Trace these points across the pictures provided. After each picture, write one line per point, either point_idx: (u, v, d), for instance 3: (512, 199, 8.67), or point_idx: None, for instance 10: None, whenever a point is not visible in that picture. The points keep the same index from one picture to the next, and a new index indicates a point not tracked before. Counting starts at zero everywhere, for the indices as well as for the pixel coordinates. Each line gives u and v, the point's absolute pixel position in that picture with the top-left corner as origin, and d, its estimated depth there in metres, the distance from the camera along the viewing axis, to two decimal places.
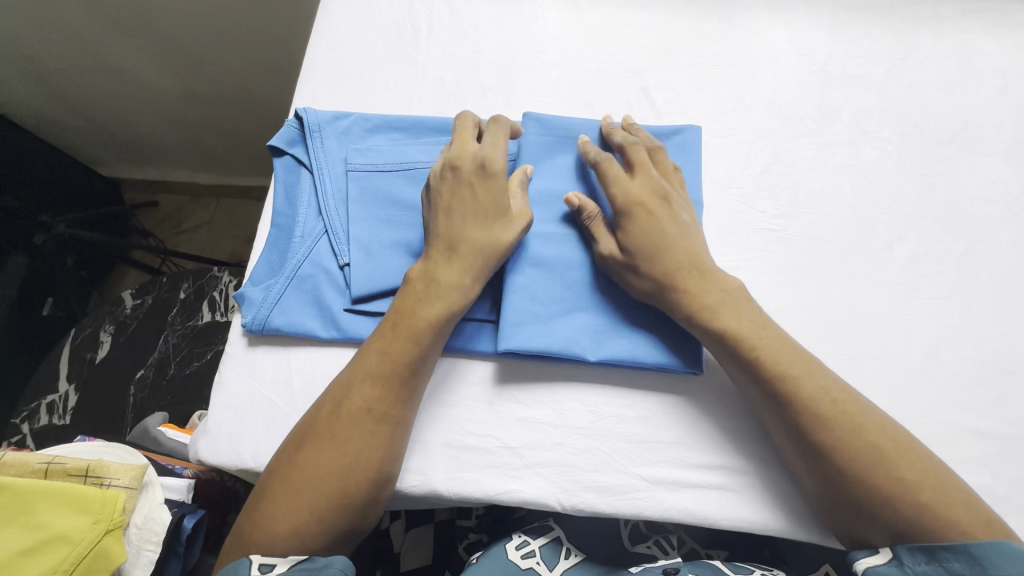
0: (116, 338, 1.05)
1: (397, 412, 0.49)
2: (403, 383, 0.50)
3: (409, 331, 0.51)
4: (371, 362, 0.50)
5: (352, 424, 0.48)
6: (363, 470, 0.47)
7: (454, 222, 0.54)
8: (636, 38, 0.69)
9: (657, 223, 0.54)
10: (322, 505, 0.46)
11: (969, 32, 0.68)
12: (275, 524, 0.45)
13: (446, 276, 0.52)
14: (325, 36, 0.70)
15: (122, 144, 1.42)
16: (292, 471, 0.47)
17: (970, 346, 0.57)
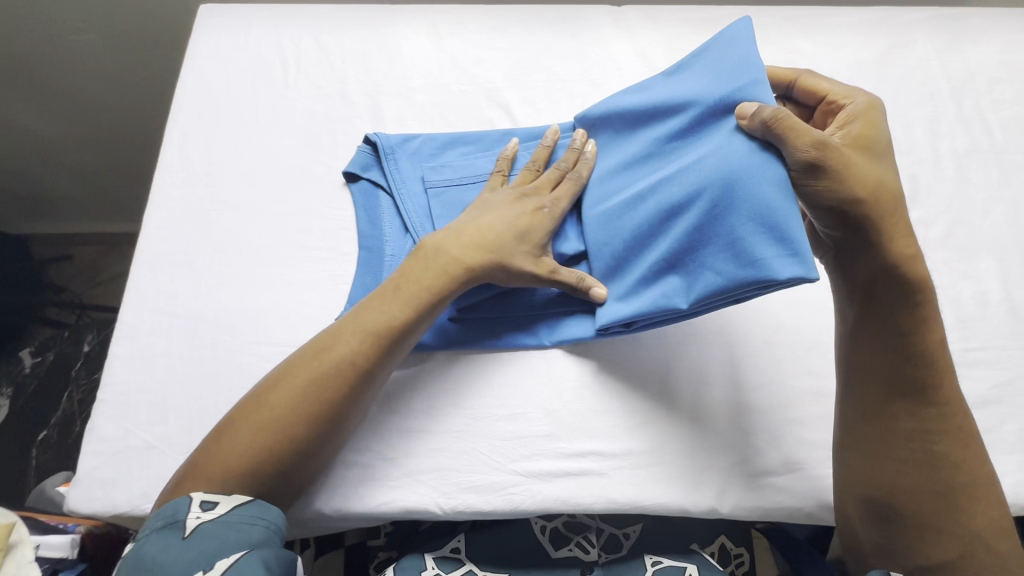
0: (15, 401, 1.00)
1: (372, 367, 0.51)
2: (371, 347, 0.51)
3: (416, 288, 0.53)
4: (319, 347, 0.51)
5: (327, 386, 0.49)
6: (293, 453, 0.48)
7: (448, 241, 0.55)
8: (496, 60, 0.74)
9: (877, 136, 0.50)
10: (262, 463, 0.47)
11: (790, 35, 0.76)
12: (222, 486, 0.46)
13: (451, 249, 0.55)
14: (194, 78, 0.72)
15: (22, 201, 1.38)
16: (208, 448, 0.47)
17: (808, 315, 0.62)
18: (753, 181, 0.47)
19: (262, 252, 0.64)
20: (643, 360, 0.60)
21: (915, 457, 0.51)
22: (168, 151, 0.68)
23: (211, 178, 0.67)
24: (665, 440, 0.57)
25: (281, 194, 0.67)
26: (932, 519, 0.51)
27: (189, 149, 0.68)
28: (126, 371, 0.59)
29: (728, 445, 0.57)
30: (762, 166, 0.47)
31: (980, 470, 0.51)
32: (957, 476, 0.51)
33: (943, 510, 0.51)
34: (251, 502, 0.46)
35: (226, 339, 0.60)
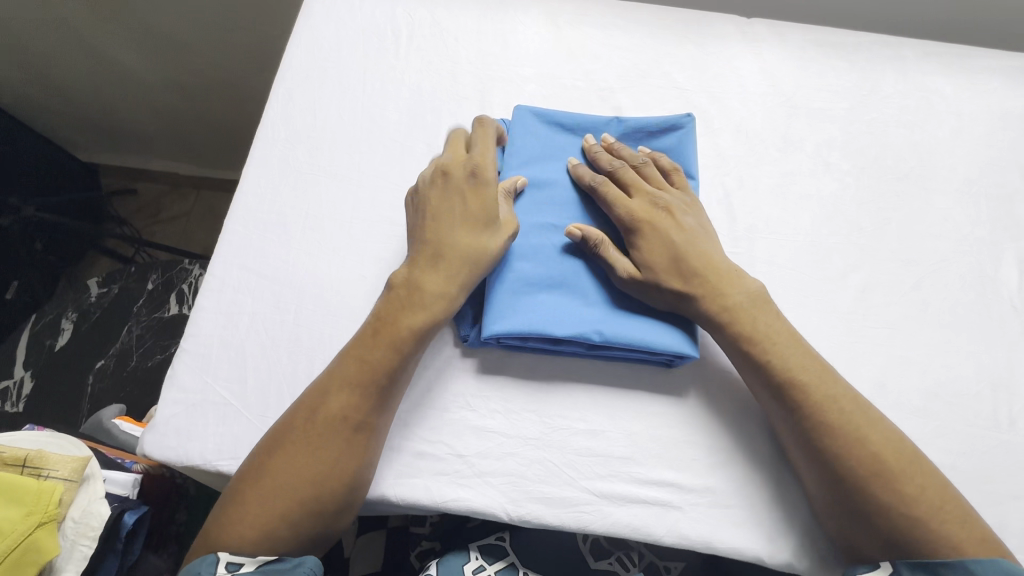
0: (78, 326, 1.02)
1: (366, 417, 0.50)
2: (377, 390, 0.51)
3: (391, 339, 0.52)
4: (349, 369, 0.51)
5: (322, 432, 0.49)
6: (341, 479, 0.48)
7: (458, 238, 0.54)
8: (613, 59, 0.71)
9: (665, 236, 0.56)
10: (294, 511, 0.47)
11: (930, 73, 0.71)
12: (248, 531, 0.46)
13: (427, 287, 0.53)
14: (305, 37, 0.71)
15: (101, 130, 1.40)
16: (263, 471, 0.48)
17: (915, 377, 0.58)
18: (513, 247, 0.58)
19: (354, 223, 0.62)
20: (729, 395, 0.57)
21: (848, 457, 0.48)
22: (273, 107, 0.67)
23: (312, 141, 0.66)
24: (747, 483, 0.54)
25: (379, 167, 0.65)
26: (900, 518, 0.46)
27: (293, 109, 0.67)
28: (210, 324, 0.58)
29: None
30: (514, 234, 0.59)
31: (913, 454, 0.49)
32: (899, 460, 0.48)
33: (898, 539, 0.46)
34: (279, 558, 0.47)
35: (310, 308, 0.59)
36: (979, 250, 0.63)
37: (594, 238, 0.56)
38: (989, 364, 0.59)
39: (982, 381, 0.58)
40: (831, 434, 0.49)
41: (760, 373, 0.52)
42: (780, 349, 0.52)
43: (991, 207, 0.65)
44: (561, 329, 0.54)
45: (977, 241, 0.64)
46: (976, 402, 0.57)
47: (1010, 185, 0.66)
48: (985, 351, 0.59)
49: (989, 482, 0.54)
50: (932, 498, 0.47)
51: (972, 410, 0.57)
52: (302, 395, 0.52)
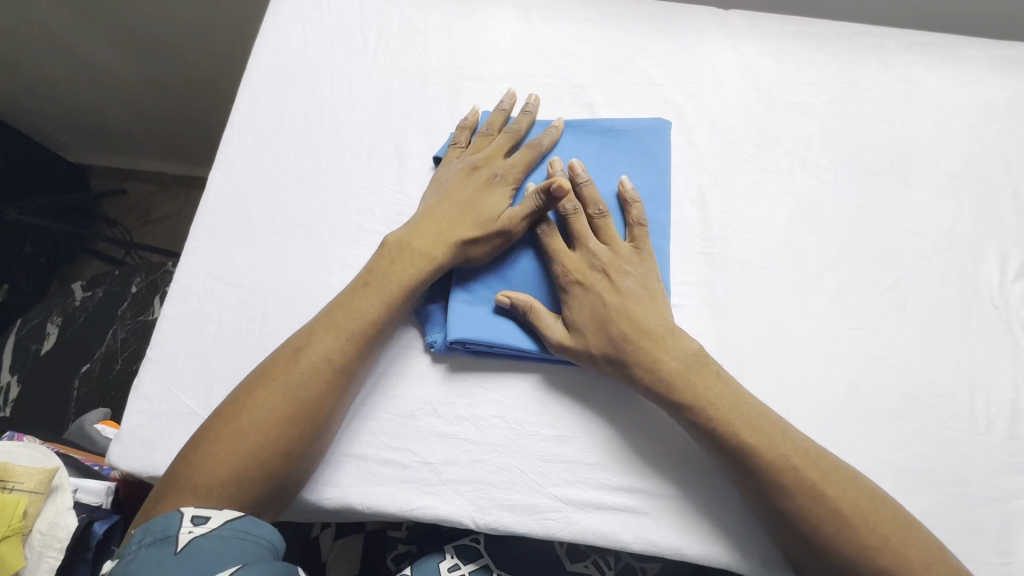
0: (63, 330, 1.03)
1: (352, 362, 0.51)
2: (364, 334, 0.52)
3: (378, 288, 0.54)
4: (332, 315, 0.52)
5: (308, 374, 0.49)
6: (317, 420, 0.49)
7: (482, 208, 0.57)
8: (586, 54, 0.69)
9: (598, 298, 0.54)
10: (266, 451, 0.47)
11: (913, 64, 0.69)
12: (213, 472, 0.45)
13: (416, 245, 0.56)
14: (273, 38, 0.70)
15: (87, 132, 1.40)
16: (239, 414, 0.48)
17: (891, 379, 0.57)
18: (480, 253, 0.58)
19: (321, 228, 0.62)
20: None
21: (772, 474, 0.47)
22: (240, 110, 0.67)
23: (278, 144, 0.65)
24: (718, 489, 0.54)
25: (346, 170, 0.64)
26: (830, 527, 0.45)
27: (260, 111, 0.66)
28: (176, 332, 0.58)
29: None
30: None
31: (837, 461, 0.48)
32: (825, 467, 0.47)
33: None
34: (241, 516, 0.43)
35: (276, 315, 0.58)
36: (960, 247, 0.62)
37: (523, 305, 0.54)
38: (967, 364, 0.58)
39: (959, 381, 0.57)
40: (781, 476, 0.47)
41: (681, 412, 0.51)
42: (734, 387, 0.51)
43: (973, 203, 0.63)
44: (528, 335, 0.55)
45: (959, 238, 0.62)
46: (952, 404, 0.56)
47: (993, 179, 0.64)
48: (963, 351, 0.58)
49: (964, 486, 0.53)
50: (864, 508, 0.46)
51: (948, 411, 0.56)
52: (286, 346, 0.52)
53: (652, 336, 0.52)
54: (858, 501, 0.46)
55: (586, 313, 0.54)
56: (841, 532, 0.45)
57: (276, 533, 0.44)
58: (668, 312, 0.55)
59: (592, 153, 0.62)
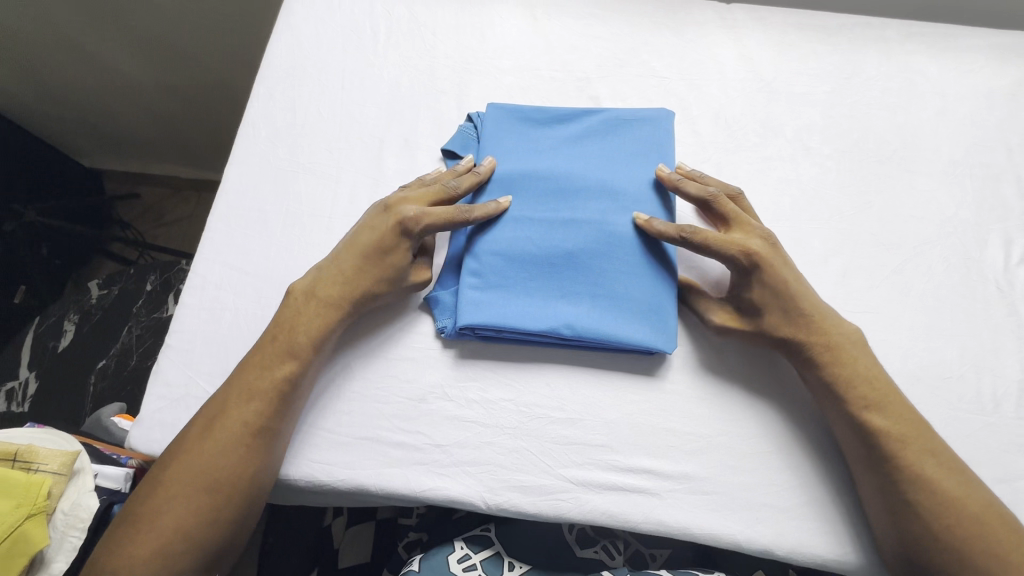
0: (80, 328, 1.05)
1: (271, 424, 0.52)
2: (276, 395, 0.52)
3: (286, 347, 0.54)
4: (250, 383, 0.53)
5: (225, 444, 0.50)
6: (235, 488, 0.50)
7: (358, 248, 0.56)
8: (591, 48, 0.71)
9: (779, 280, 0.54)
10: (189, 524, 0.48)
11: (914, 53, 0.70)
12: (139, 559, 0.46)
13: (322, 294, 0.56)
14: (286, 37, 0.72)
15: (102, 136, 1.43)
16: (165, 487, 0.49)
17: (897, 361, 0.57)
18: (492, 237, 0.59)
19: (334, 219, 0.63)
20: (707, 382, 0.58)
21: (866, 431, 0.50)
22: (254, 106, 0.68)
23: (292, 138, 0.67)
24: (725, 470, 0.54)
25: (358, 163, 0.66)
26: (913, 491, 0.48)
27: (274, 107, 0.68)
28: (193, 320, 0.60)
29: (789, 488, 0.54)
30: (491, 221, 0.60)
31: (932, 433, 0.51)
32: (924, 437, 0.50)
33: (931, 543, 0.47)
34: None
35: None
36: (964, 232, 0.62)
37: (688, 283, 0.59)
38: (973, 346, 0.58)
39: (965, 363, 0.57)
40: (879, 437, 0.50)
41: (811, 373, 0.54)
42: (846, 349, 0.53)
43: (976, 188, 0.64)
44: (532, 323, 0.56)
45: (962, 223, 0.63)
46: (959, 385, 0.56)
47: (995, 165, 0.65)
48: (968, 333, 0.59)
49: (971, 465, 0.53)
50: (953, 479, 0.49)
51: (954, 392, 0.56)
52: (198, 416, 0.53)
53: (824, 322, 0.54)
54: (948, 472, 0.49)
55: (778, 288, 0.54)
56: (929, 497, 0.48)
57: None
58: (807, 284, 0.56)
59: (596, 141, 0.63)
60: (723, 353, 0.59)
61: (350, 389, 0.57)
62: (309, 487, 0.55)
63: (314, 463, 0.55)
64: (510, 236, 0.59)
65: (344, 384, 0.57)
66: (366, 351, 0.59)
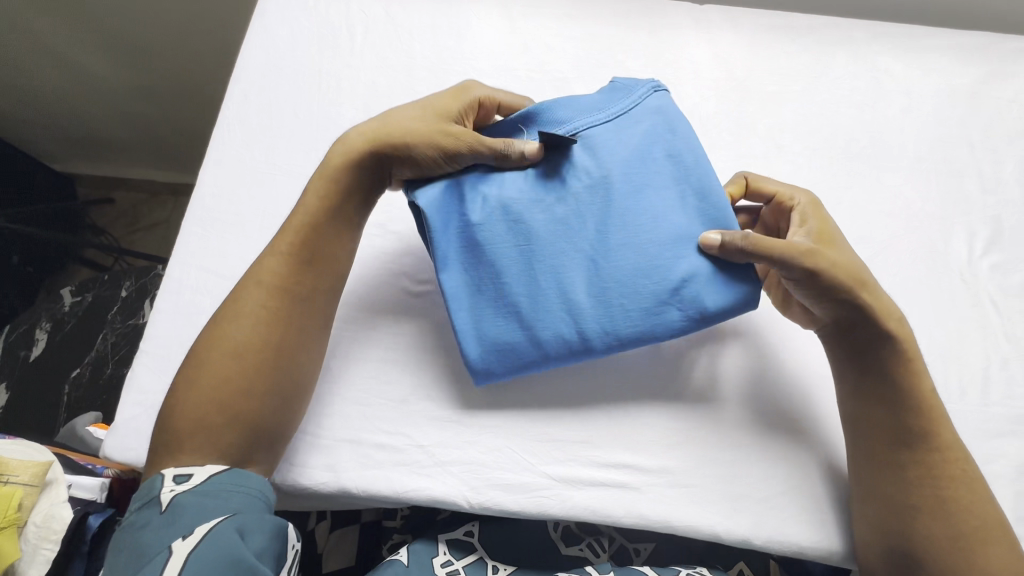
0: (52, 336, 1.02)
1: (290, 283, 0.52)
2: (292, 258, 0.53)
3: (301, 210, 0.54)
4: (273, 245, 0.54)
5: (249, 298, 0.52)
6: (259, 350, 0.50)
7: (386, 117, 0.56)
8: (568, 50, 0.72)
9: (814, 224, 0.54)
10: (223, 395, 0.48)
11: (880, 53, 0.72)
12: (184, 423, 0.47)
13: (349, 143, 0.56)
14: (260, 37, 0.71)
15: (74, 140, 1.39)
16: (193, 363, 0.50)
17: None
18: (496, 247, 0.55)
19: None
20: (686, 377, 0.58)
21: (885, 392, 0.51)
22: (228, 107, 0.68)
23: (268, 139, 0.66)
24: (704, 462, 0.55)
25: None
26: (919, 454, 0.49)
27: (250, 108, 0.68)
28: (169, 325, 0.59)
29: (766, 479, 0.55)
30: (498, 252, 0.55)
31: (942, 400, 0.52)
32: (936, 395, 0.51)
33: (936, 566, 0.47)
34: (228, 470, 0.46)
35: None
36: (931, 225, 0.64)
37: (734, 237, 0.51)
38: (939, 336, 0.60)
39: (933, 353, 0.59)
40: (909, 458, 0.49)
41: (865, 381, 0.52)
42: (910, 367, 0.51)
43: (941, 183, 0.66)
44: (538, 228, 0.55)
45: (928, 217, 0.65)
46: (927, 375, 0.58)
47: (959, 161, 0.67)
48: (935, 323, 0.60)
49: None
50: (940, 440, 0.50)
51: None
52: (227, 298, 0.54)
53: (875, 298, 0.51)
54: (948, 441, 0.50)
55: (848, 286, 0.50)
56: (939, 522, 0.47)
57: (265, 483, 0.47)
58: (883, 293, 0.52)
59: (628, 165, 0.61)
60: (698, 348, 0.60)
61: (330, 392, 0.57)
62: (290, 491, 0.55)
63: (296, 467, 0.54)
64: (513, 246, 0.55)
65: (325, 387, 0.57)
66: (350, 354, 0.58)
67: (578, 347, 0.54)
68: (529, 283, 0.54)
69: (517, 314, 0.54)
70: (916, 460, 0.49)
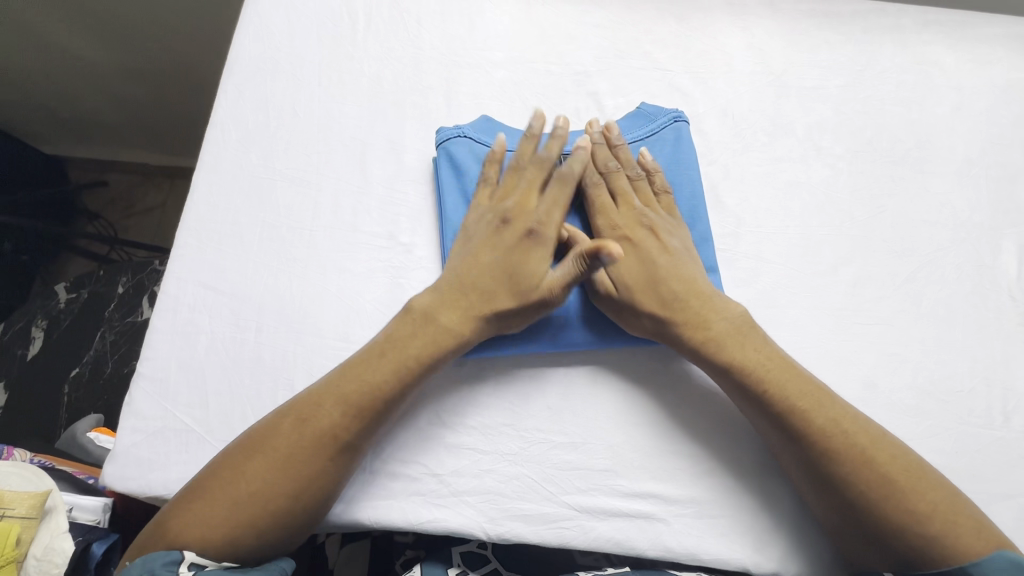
0: (50, 334, 0.99)
1: (356, 438, 0.47)
2: (371, 410, 0.47)
3: (398, 360, 0.49)
4: (342, 382, 0.48)
5: (309, 448, 0.45)
6: (317, 496, 0.46)
7: (478, 262, 0.52)
8: (590, 39, 0.66)
9: (647, 257, 0.54)
10: (266, 524, 0.44)
11: (930, 44, 0.66)
12: (193, 537, 0.42)
13: (443, 316, 0.50)
14: (253, 26, 0.65)
15: (62, 124, 1.32)
16: (240, 482, 0.44)
17: (908, 374, 0.55)
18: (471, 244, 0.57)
19: (316, 232, 0.58)
20: (715, 401, 0.56)
21: (845, 441, 0.46)
22: (222, 105, 0.62)
23: (265, 141, 0.61)
24: (732, 491, 0.53)
25: (339, 169, 0.60)
26: (876, 467, 0.45)
27: (245, 106, 0.62)
28: (167, 346, 0.55)
29: (799, 509, 0.52)
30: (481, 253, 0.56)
31: (797, 367, 0.50)
32: (786, 368, 0.50)
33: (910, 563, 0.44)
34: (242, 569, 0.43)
35: (271, 324, 0.56)
36: (979, 237, 0.60)
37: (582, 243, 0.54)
38: (984, 357, 0.56)
39: (976, 376, 0.56)
40: (870, 474, 0.45)
41: (818, 410, 0.48)
42: (845, 420, 0.47)
43: (991, 190, 0.61)
44: None
45: (976, 228, 0.60)
46: (969, 400, 0.55)
47: (1012, 165, 0.62)
48: (979, 344, 0.57)
49: (982, 482, 0.52)
50: (887, 451, 0.46)
51: (965, 407, 0.55)
52: (272, 411, 0.48)
53: (741, 331, 0.51)
54: (827, 411, 0.48)
55: (721, 324, 0.52)
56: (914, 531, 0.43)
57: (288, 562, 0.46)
58: (752, 328, 0.52)
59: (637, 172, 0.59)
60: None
61: None
62: None
63: None
64: None
65: None
66: None
67: (559, 338, 0.55)
68: None
69: None
70: (881, 471, 0.45)
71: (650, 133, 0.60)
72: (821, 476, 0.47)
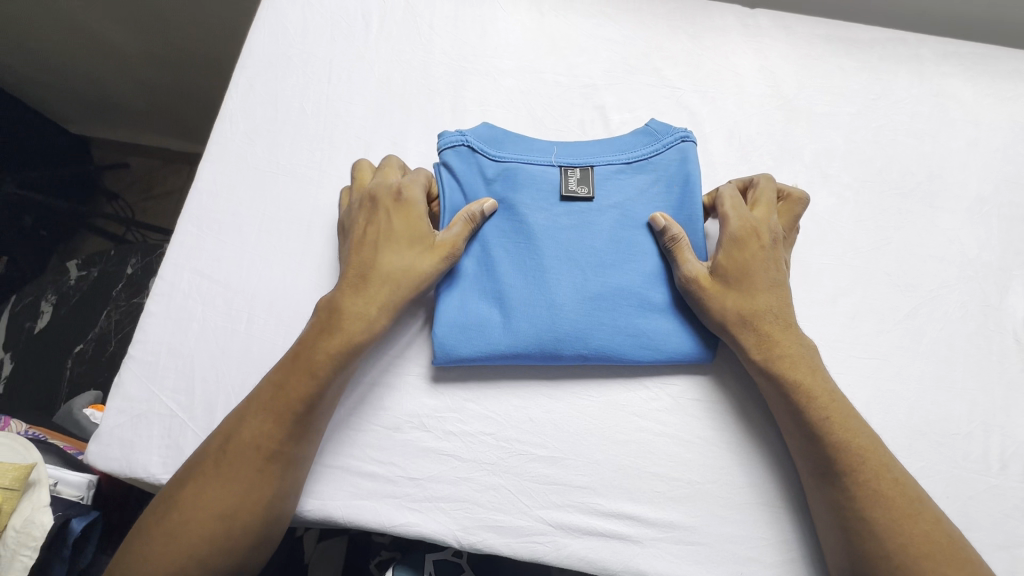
0: (58, 309, 1.00)
1: (281, 445, 0.48)
2: (286, 417, 0.48)
3: (307, 368, 0.49)
4: (268, 398, 0.49)
5: (238, 466, 0.47)
6: (252, 514, 0.46)
7: (380, 268, 0.52)
8: (600, 52, 0.66)
9: (766, 264, 0.53)
10: (205, 544, 0.45)
11: (949, 76, 0.65)
12: (146, 563, 0.45)
13: (350, 309, 0.51)
14: (269, 22, 0.66)
15: (86, 105, 1.35)
16: (184, 504, 0.46)
17: (902, 413, 0.54)
18: (492, 250, 0.56)
19: (314, 228, 0.59)
20: (700, 425, 0.54)
21: (887, 493, 0.47)
22: (232, 97, 0.63)
23: (272, 135, 0.62)
24: (711, 519, 0.52)
25: (341, 167, 0.61)
26: (917, 528, 0.46)
27: (255, 99, 0.63)
28: (160, 330, 0.56)
29: (778, 541, 0.51)
30: (490, 260, 0.56)
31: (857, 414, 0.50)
32: (844, 412, 0.50)
33: None
34: None
35: (262, 317, 0.56)
36: (986, 276, 0.58)
37: (675, 232, 0.54)
38: (983, 401, 0.55)
39: (974, 420, 0.54)
40: (910, 531, 0.45)
41: (875, 451, 0.49)
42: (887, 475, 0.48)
43: (1003, 229, 0.60)
44: (521, 240, 0.56)
45: (984, 267, 0.59)
46: (964, 443, 0.53)
47: None
48: (980, 387, 0.55)
49: (971, 529, 0.50)
50: (929, 513, 0.47)
51: (960, 450, 0.53)
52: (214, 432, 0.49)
53: (793, 361, 0.51)
54: (872, 462, 0.48)
55: (787, 351, 0.51)
56: None
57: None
58: (821, 365, 0.52)
59: (637, 186, 0.58)
60: (745, 394, 0.56)
61: None
62: None
63: None
64: (505, 247, 0.56)
65: None
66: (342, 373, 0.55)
67: (550, 350, 0.53)
68: (517, 278, 0.55)
69: (501, 306, 0.55)
70: (923, 531, 0.46)
71: (656, 152, 0.59)
72: (854, 522, 0.47)
